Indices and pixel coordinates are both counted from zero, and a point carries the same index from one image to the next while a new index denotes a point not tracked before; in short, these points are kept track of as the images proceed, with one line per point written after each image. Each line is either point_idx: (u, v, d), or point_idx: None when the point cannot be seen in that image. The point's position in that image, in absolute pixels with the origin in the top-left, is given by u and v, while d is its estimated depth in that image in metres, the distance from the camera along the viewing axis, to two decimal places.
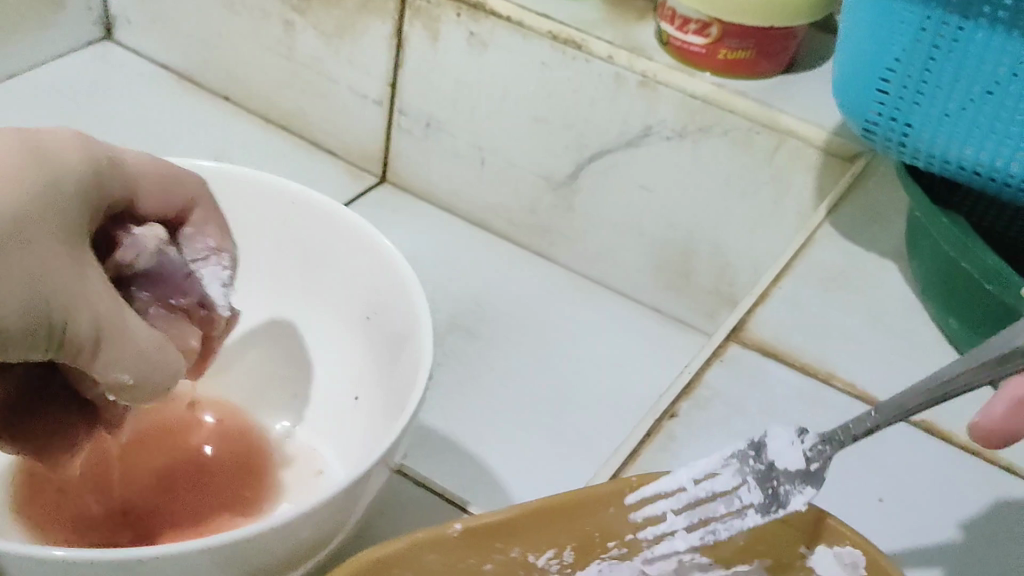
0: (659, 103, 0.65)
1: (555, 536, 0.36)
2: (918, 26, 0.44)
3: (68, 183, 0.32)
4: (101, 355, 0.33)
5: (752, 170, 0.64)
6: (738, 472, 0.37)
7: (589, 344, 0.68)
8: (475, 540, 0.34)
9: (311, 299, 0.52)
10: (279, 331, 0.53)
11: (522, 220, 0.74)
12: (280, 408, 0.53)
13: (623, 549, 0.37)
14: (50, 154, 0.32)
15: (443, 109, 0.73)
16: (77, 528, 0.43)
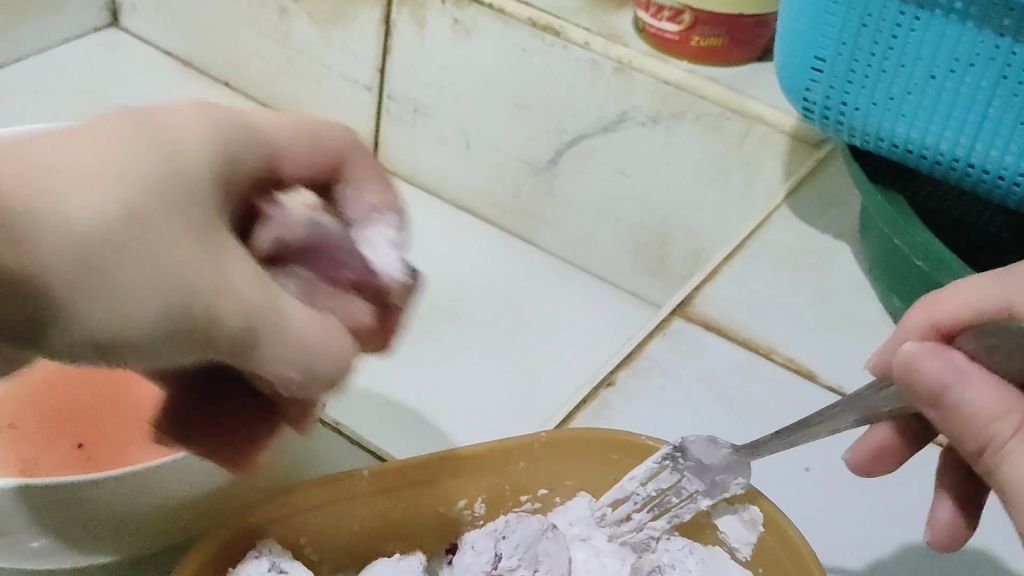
0: (634, 89, 0.66)
1: (462, 485, 0.38)
2: (877, 14, 0.45)
3: (196, 159, 0.27)
4: (266, 352, 0.28)
5: (722, 156, 0.65)
6: (673, 470, 0.38)
7: (565, 323, 0.69)
8: (386, 481, 0.37)
9: None
10: None
11: (505, 204, 0.76)
12: None
13: (536, 505, 0.40)
14: (166, 129, 0.27)
15: (429, 94, 0.74)
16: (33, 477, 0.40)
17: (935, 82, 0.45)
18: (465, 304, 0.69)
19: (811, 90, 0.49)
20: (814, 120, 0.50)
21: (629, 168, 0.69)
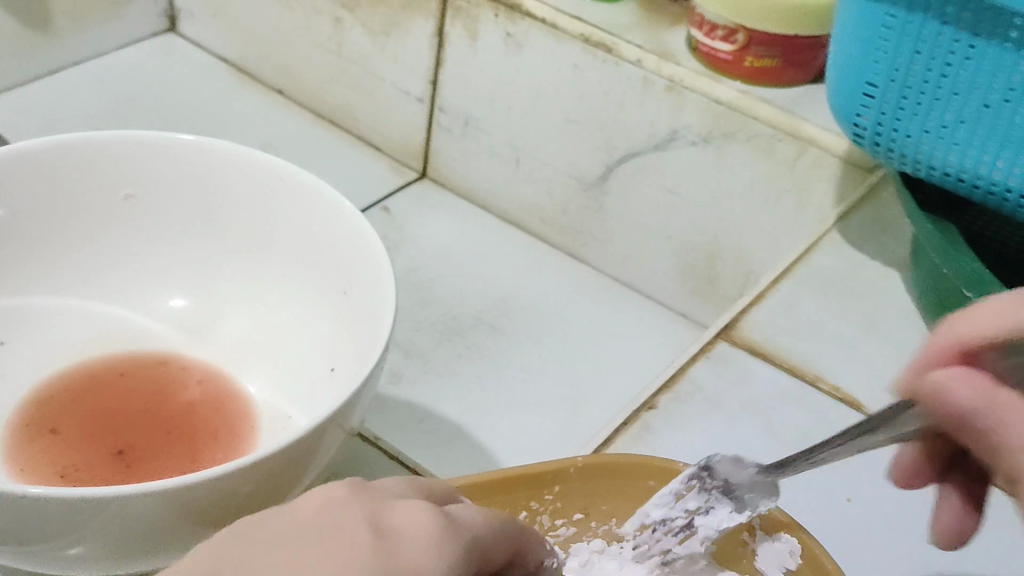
0: (685, 108, 0.65)
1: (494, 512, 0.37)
2: (930, 40, 0.44)
3: None
4: None
5: (775, 177, 0.64)
6: (701, 493, 0.36)
7: (611, 342, 0.68)
8: None
9: (246, 251, 0.48)
10: (215, 274, 0.48)
11: (554, 220, 0.75)
12: (238, 325, 0.48)
13: (571, 531, 0.38)
14: None
15: (481, 107, 0.74)
16: (67, 467, 0.39)
17: (990, 112, 0.43)
18: (512, 320, 0.69)
19: (861, 116, 0.48)
20: (865, 147, 0.49)
21: (679, 186, 0.68)
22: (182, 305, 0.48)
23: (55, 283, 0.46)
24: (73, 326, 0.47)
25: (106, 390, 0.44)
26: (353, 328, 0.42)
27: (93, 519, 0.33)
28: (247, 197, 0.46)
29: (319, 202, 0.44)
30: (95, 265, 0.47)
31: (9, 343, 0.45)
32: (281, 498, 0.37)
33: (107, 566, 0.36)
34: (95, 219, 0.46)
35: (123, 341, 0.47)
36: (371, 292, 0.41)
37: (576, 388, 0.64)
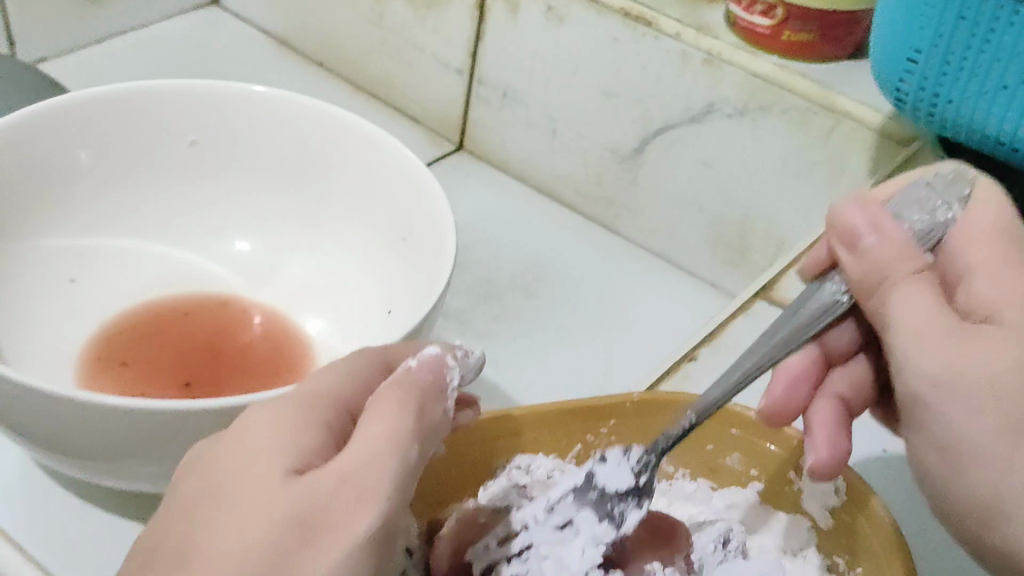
0: (723, 80, 0.66)
1: (555, 439, 0.39)
2: (975, 8, 0.45)
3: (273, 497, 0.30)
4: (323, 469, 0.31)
5: (809, 149, 0.65)
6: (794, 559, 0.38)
7: (641, 310, 0.70)
8: (480, 437, 0.38)
9: (304, 195, 0.51)
10: (272, 217, 0.52)
11: (586, 191, 0.77)
12: (297, 265, 0.51)
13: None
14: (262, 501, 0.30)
15: (520, 79, 0.75)
16: (139, 389, 0.42)
17: None
18: (545, 287, 0.70)
19: (905, 80, 0.50)
20: (907, 111, 0.51)
21: (713, 159, 0.69)
22: (246, 249, 0.51)
23: (120, 225, 0.49)
24: (137, 269, 0.49)
25: (170, 326, 0.46)
26: (410, 259, 0.45)
27: (171, 440, 0.36)
28: (309, 140, 0.50)
29: (377, 143, 0.48)
30: (159, 210, 0.50)
31: (79, 281, 0.47)
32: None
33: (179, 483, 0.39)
34: (163, 164, 0.49)
35: (184, 284, 0.50)
36: (426, 222, 0.44)
37: (608, 351, 0.65)
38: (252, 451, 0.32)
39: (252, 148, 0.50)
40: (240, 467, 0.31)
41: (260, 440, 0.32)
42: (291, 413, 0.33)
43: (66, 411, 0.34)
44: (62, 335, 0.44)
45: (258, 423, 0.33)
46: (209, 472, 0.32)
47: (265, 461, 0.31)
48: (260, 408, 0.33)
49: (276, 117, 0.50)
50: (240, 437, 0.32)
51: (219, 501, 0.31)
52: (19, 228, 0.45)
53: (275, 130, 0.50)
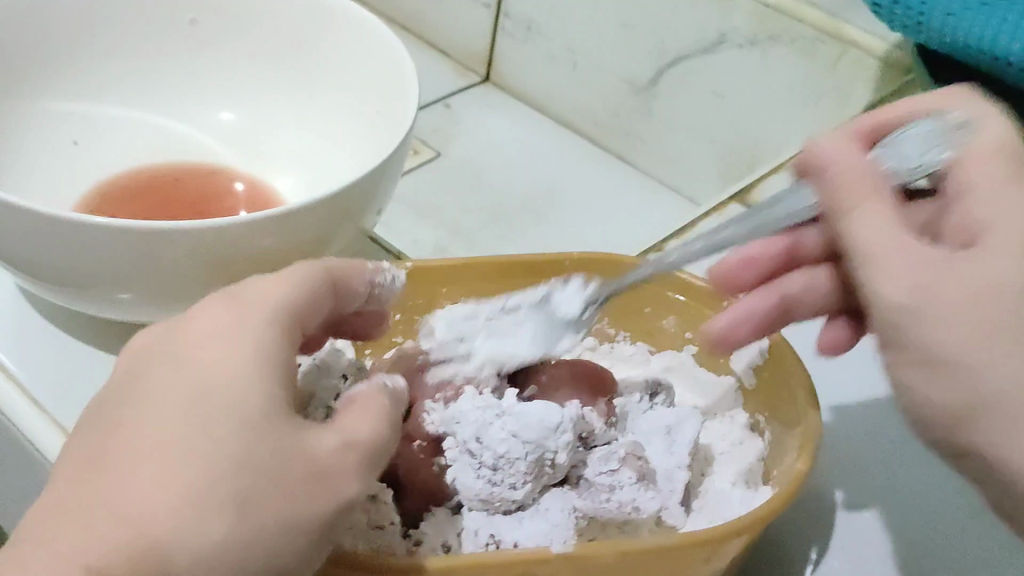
0: (734, 11, 0.66)
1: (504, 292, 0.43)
2: None
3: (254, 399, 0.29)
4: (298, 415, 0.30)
5: (815, 79, 0.65)
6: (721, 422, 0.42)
7: (645, 232, 0.70)
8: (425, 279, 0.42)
9: (296, 72, 0.53)
10: (257, 90, 0.54)
11: (605, 123, 0.78)
12: (284, 140, 0.54)
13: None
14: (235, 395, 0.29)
15: (543, 12, 0.77)
16: None
17: None
18: (552, 208, 0.71)
19: None
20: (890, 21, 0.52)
21: (724, 90, 0.70)
22: (231, 118, 0.54)
23: (126, 94, 0.52)
24: (135, 135, 0.52)
25: (156, 193, 0.49)
26: (383, 141, 0.48)
27: (149, 263, 0.38)
28: (302, 22, 0.51)
29: (362, 30, 0.50)
30: (165, 85, 0.53)
31: (80, 143, 0.50)
32: (319, 252, 0.42)
33: (160, 311, 0.41)
34: (168, 41, 0.52)
35: (180, 153, 0.52)
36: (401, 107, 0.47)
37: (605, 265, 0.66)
38: (233, 351, 0.30)
39: (247, 26, 0.52)
40: (228, 367, 0.29)
41: (239, 343, 0.30)
42: (250, 314, 0.31)
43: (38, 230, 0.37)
44: (55, 191, 0.48)
45: (222, 326, 0.31)
46: (186, 367, 0.30)
47: (245, 362, 0.30)
48: (215, 311, 0.31)
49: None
50: (212, 338, 0.30)
51: (211, 397, 0.29)
52: (23, 85, 0.48)
53: (269, 10, 0.51)
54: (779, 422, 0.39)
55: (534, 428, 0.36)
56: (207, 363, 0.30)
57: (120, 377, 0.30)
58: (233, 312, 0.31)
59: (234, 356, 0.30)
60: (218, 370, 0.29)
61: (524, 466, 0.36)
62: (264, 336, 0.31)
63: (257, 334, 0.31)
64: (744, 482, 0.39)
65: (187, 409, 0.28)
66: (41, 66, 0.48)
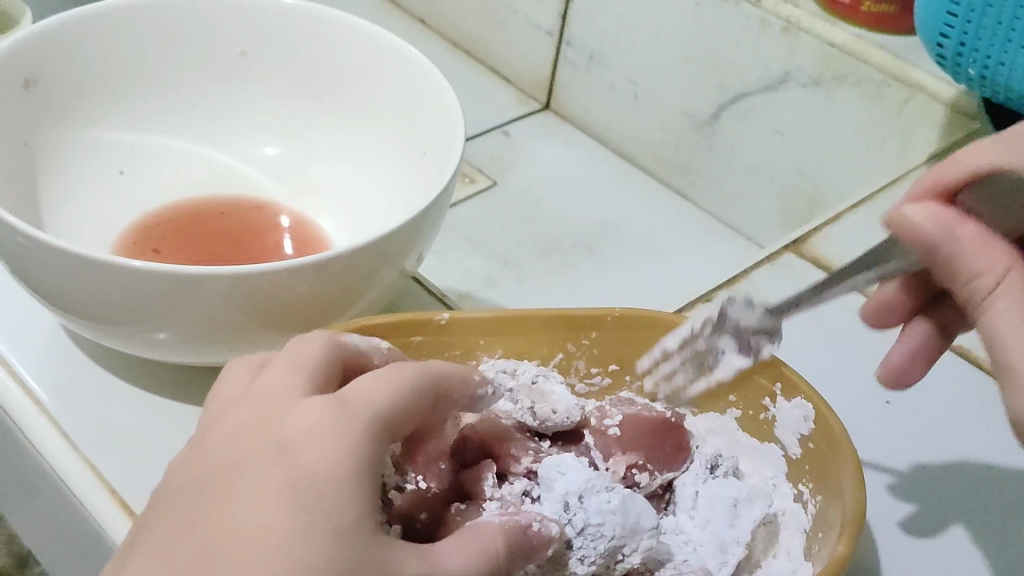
0: (799, 49, 0.64)
1: (542, 345, 0.42)
2: None
3: (331, 495, 0.27)
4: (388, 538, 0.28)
5: (881, 123, 0.62)
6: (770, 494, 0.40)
7: (700, 267, 0.67)
8: (459, 329, 0.41)
9: (344, 106, 0.54)
10: (307, 122, 0.55)
11: (665, 157, 0.76)
12: (332, 172, 0.55)
13: (605, 380, 0.43)
14: (311, 480, 0.27)
15: (605, 42, 0.76)
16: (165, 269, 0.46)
17: None
18: (607, 239, 0.68)
19: (943, 44, 0.50)
20: (952, 68, 0.50)
21: (786, 128, 0.67)
22: (275, 153, 0.55)
23: (174, 124, 0.54)
24: (183, 165, 0.54)
25: (195, 230, 0.50)
26: (426, 180, 0.49)
27: (181, 304, 0.37)
28: (353, 58, 0.52)
29: (409, 65, 0.50)
30: (214, 117, 0.54)
31: (127, 172, 0.52)
32: (351, 301, 0.41)
33: (190, 352, 0.40)
34: (221, 72, 0.53)
35: (226, 183, 0.54)
36: (444, 147, 0.48)
37: (660, 292, 0.63)
38: (327, 454, 0.28)
39: (301, 63, 0.53)
40: (321, 470, 0.28)
41: (331, 445, 0.28)
42: (341, 414, 0.29)
43: (81, 272, 0.36)
44: (98, 218, 0.50)
45: (314, 426, 0.29)
46: (277, 466, 0.28)
47: (337, 467, 0.28)
48: (311, 409, 0.30)
49: (318, 34, 0.52)
50: (306, 438, 0.29)
51: (291, 497, 0.27)
52: (71, 116, 0.49)
53: (315, 48, 0.53)
54: (821, 497, 0.38)
55: (633, 516, 0.36)
56: (299, 465, 0.28)
57: (211, 468, 0.29)
58: (328, 409, 0.29)
59: (324, 460, 0.28)
60: (311, 472, 0.27)
61: (606, 546, 0.35)
62: (357, 442, 0.29)
63: (350, 437, 0.29)
64: (786, 554, 0.38)
65: (270, 505, 0.27)
66: (82, 97, 0.50)
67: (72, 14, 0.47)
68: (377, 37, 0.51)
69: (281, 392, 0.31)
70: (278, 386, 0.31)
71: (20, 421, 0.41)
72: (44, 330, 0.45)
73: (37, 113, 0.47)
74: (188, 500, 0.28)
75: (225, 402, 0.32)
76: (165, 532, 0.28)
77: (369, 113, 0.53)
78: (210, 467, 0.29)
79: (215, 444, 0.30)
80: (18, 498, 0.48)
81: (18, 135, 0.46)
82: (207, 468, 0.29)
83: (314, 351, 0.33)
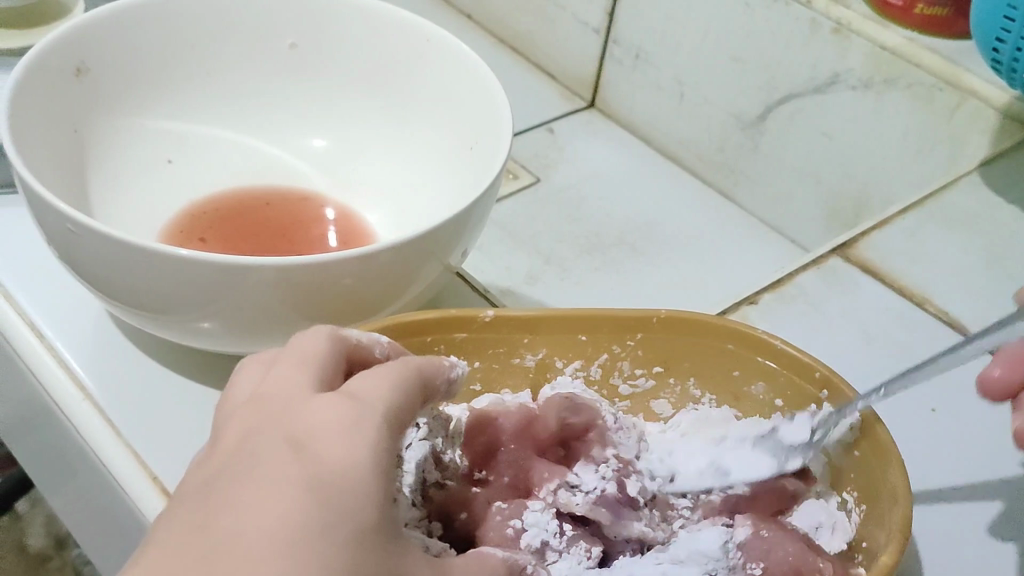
0: (850, 51, 0.63)
1: (584, 346, 0.42)
2: None
3: (356, 487, 0.27)
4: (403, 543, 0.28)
5: (930, 126, 0.61)
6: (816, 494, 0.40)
7: (742, 269, 0.67)
8: (503, 326, 0.41)
9: (390, 99, 0.54)
10: (353, 114, 0.55)
11: (709, 157, 0.76)
12: (377, 163, 0.55)
13: (650, 382, 0.43)
14: (334, 472, 0.27)
15: (652, 41, 0.75)
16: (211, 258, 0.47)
17: None
18: (648, 239, 0.68)
19: (998, 49, 0.49)
20: (1005, 71, 0.50)
21: (834, 130, 0.66)
22: (322, 145, 0.55)
23: (223, 116, 0.54)
24: (228, 155, 0.54)
25: (232, 223, 0.50)
26: (473, 176, 0.49)
27: (225, 294, 0.37)
28: (402, 51, 0.52)
29: (458, 60, 0.50)
30: (262, 109, 0.55)
31: (175, 162, 0.52)
32: (394, 292, 0.41)
33: (219, 337, 0.40)
34: (268, 66, 0.54)
35: (270, 173, 0.54)
36: (492, 143, 0.47)
37: (701, 293, 0.63)
38: (347, 451, 0.28)
39: (350, 56, 0.53)
40: (342, 466, 0.27)
41: (350, 442, 0.28)
42: (356, 408, 0.29)
43: (127, 259, 0.36)
44: (144, 210, 0.50)
45: (331, 421, 0.28)
46: (294, 459, 0.27)
47: (358, 462, 0.27)
48: (324, 402, 0.29)
49: (367, 27, 0.52)
50: (320, 432, 0.28)
51: (316, 488, 0.26)
52: (121, 108, 0.50)
53: (364, 42, 0.53)
54: (867, 507, 0.37)
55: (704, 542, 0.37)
56: (320, 458, 0.27)
57: (222, 460, 0.28)
58: (342, 405, 0.29)
59: (346, 455, 0.27)
60: (333, 467, 0.27)
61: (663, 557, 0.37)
62: (371, 437, 0.28)
63: (368, 434, 0.28)
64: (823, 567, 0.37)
65: (294, 493, 0.26)
66: (132, 89, 0.50)
67: (116, 5, 0.48)
68: (429, 33, 0.51)
69: (289, 385, 0.30)
70: (283, 380, 0.31)
71: (65, 406, 0.42)
72: (91, 316, 0.45)
73: (85, 104, 0.47)
74: (201, 488, 0.27)
75: (233, 394, 0.32)
76: (172, 519, 0.26)
77: (416, 108, 0.53)
78: (222, 460, 0.28)
79: (226, 441, 0.29)
80: (61, 481, 0.48)
81: (69, 123, 0.46)
82: (218, 462, 0.28)
83: (320, 348, 0.32)
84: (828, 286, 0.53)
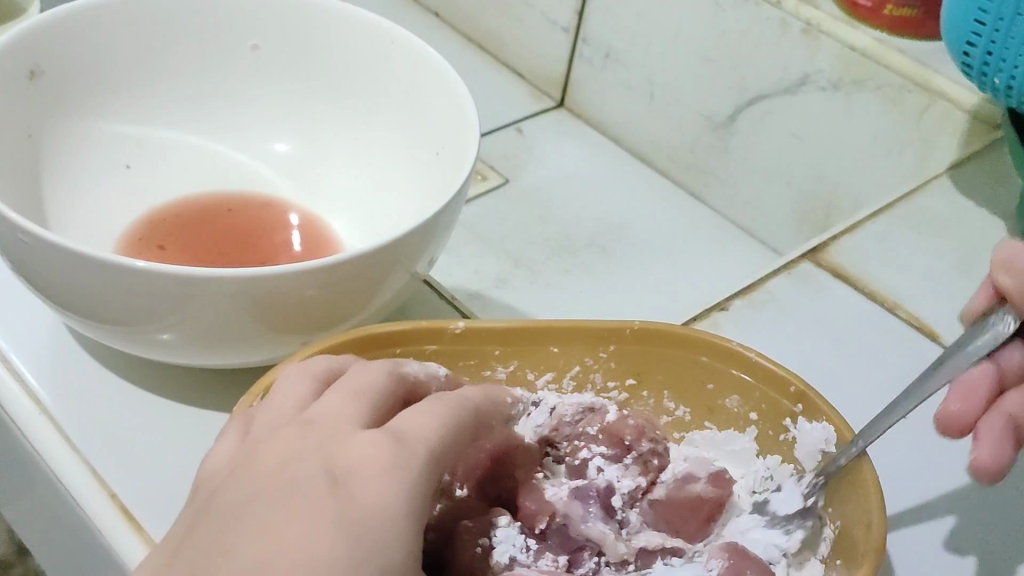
0: (820, 52, 0.62)
1: (556, 357, 0.42)
2: None
3: (386, 538, 0.27)
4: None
5: (900, 128, 0.61)
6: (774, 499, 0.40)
7: (712, 271, 0.66)
8: (473, 338, 0.40)
9: (356, 100, 0.53)
10: (319, 115, 0.54)
11: (679, 158, 0.75)
12: (343, 166, 0.54)
13: (622, 395, 0.42)
14: (368, 520, 0.27)
15: (621, 41, 0.74)
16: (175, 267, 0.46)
17: None
18: (617, 241, 0.67)
19: (969, 53, 0.49)
20: (974, 73, 0.49)
21: (803, 131, 0.66)
22: (286, 149, 0.55)
23: (184, 119, 0.53)
24: (189, 160, 0.53)
25: (201, 228, 0.49)
26: (439, 182, 0.48)
27: (187, 305, 0.36)
28: (368, 53, 0.51)
29: (424, 63, 0.49)
30: (226, 110, 0.54)
31: (134, 167, 0.51)
32: (360, 305, 0.40)
33: (197, 353, 0.39)
34: (231, 68, 0.53)
35: (233, 177, 0.53)
36: (458, 148, 0.47)
37: (671, 296, 0.62)
38: (385, 495, 0.28)
39: (316, 56, 0.52)
40: (375, 507, 0.27)
41: (388, 485, 0.28)
42: (399, 447, 0.29)
43: (87, 271, 0.35)
44: (102, 215, 0.49)
45: (370, 458, 0.28)
46: (330, 494, 0.27)
47: (393, 507, 0.27)
48: (369, 439, 0.29)
49: (332, 28, 0.51)
50: (360, 470, 0.28)
51: (347, 529, 0.26)
52: (79, 110, 0.49)
53: (331, 41, 0.52)
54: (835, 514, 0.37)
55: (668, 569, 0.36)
56: (355, 497, 0.27)
57: (262, 479, 0.28)
58: (385, 443, 0.29)
59: (384, 497, 0.28)
60: (365, 508, 0.27)
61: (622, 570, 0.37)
62: (409, 481, 0.28)
63: (405, 479, 0.28)
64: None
65: (329, 532, 0.26)
66: (90, 92, 0.49)
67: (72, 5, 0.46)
68: (395, 35, 0.50)
69: (338, 415, 0.30)
70: (330, 410, 0.31)
71: (19, 421, 0.40)
72: (45, 327, 0.44)
73: (41, 108, 0.46)
74: (226, 515, 0.27)
75: (271, 409, 0.32)
76: (201, 540, 0.27)
77: (382, 110, 0.53)
78: (263, 478, 0.29)
79: (266, 456, 0.29)
80: (17, 495, 0.47)
81: (22, 127, 0.45)
82: (257, 479, 0.29)
83: (376, 380, 0.32)
84: (799, 292, 0.53)
